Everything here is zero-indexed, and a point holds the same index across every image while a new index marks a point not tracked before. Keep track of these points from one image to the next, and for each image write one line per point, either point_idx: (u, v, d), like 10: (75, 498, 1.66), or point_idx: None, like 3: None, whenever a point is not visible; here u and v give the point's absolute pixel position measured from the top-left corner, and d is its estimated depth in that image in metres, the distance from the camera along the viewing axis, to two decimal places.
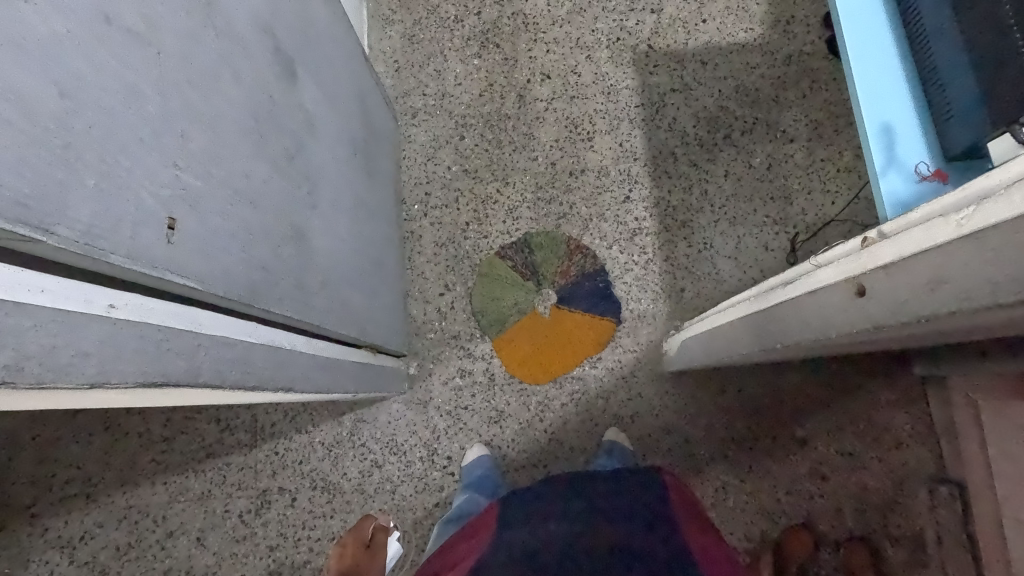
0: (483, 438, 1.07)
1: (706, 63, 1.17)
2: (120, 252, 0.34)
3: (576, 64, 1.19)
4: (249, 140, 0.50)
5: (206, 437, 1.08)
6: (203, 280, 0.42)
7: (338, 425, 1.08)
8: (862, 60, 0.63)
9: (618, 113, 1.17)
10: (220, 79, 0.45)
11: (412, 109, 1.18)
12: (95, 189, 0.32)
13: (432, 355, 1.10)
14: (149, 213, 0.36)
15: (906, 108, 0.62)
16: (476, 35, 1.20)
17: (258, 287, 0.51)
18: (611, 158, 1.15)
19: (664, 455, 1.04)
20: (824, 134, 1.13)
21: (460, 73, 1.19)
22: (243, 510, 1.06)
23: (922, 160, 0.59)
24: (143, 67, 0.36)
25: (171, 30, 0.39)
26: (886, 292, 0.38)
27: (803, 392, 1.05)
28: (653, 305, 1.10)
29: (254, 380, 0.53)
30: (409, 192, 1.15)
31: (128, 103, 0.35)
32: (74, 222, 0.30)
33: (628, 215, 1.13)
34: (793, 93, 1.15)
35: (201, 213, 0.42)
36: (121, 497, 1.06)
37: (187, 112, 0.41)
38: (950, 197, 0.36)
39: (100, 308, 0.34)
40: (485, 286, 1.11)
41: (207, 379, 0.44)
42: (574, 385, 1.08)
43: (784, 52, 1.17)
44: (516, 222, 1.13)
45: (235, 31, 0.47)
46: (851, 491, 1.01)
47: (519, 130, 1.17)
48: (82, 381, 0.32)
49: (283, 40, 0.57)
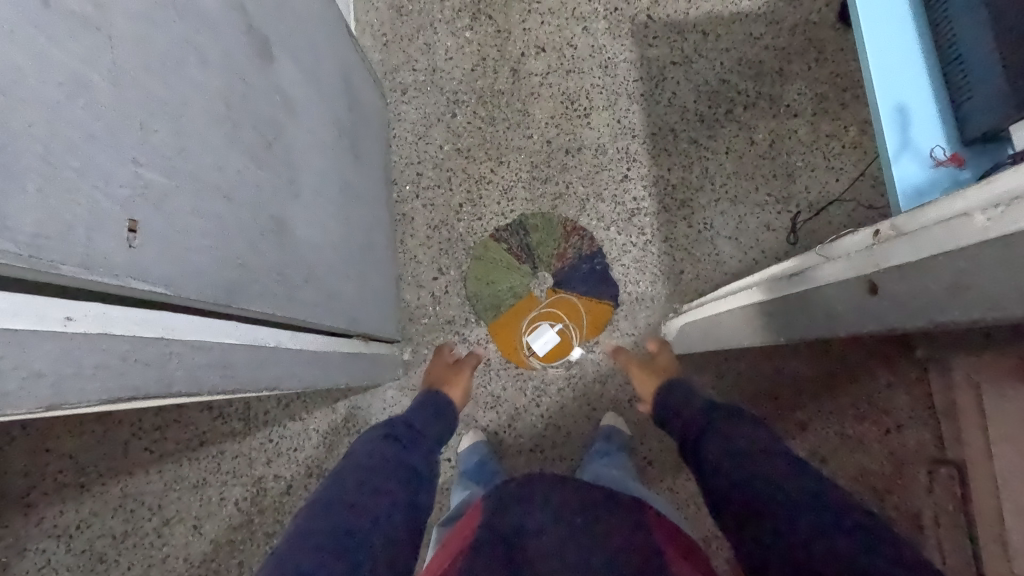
0: (480, 423, 1.06)
1: (708, 33, 1.12)
2: (72, 263, 0.31)
3: (573, 36, 1.14)
4: (220, 129, 0.46)
5: (199, 425, 1.07)
6: (173, 284, 0.40)
7: (332, 412, 1.07)
8: (877, 33, 0.60)
9: (616, 87, 1.12)
10: (186, 65, 0.42)
11: (401, 85, 1.13)
12: (38, 195, 0.29)
13: (426, 341, 1.08)
14: (105, 217, 0.34)
15: (922, 87, 0.58)
16: (467, 7, 1.14)
17: (235, 286, 0.48)
18: (609, 135, 1.11)
19: (662, 439, 1.04)
20: (829, 108, 1.09)
21: (451, 47, 1.14)
22: (239, 498, 1.05)
23: (938, 143, 0.56)
24: (95, 55, 0.33)
25: (126, 10, 0.35)
26: (901, 292, 0.36)
27: (803, 375, 1.04)
28: (651, 288, 1.08)
29: (235, 383, 0.51)
30: (400, 173, 1.11)
31: (76, 97, 0.31)
32: (16, 235, 0.28)
33: (626, 195, 1.10)
34: (797, 65, 1.11)
35: (168, 212, 0.39)
36: (116, 486, 1.06)
37: (147, 102, 0.37)
38: (973, 193, 0.33)
39: (55, 324, 0.31)
40: (479, 269, 1.09)
41: (182, 386, 0.42)
42: (571, 369, 1.06)
43: (788, 22, 1.12)
44: (511, 203, 1.10)
45: (201, 8, 0.43)
46: (850, 474, 1.01)
47: (513, 106, 1.12)
48: (37, 405, 0.30)
49: (257, 17, 0.53)
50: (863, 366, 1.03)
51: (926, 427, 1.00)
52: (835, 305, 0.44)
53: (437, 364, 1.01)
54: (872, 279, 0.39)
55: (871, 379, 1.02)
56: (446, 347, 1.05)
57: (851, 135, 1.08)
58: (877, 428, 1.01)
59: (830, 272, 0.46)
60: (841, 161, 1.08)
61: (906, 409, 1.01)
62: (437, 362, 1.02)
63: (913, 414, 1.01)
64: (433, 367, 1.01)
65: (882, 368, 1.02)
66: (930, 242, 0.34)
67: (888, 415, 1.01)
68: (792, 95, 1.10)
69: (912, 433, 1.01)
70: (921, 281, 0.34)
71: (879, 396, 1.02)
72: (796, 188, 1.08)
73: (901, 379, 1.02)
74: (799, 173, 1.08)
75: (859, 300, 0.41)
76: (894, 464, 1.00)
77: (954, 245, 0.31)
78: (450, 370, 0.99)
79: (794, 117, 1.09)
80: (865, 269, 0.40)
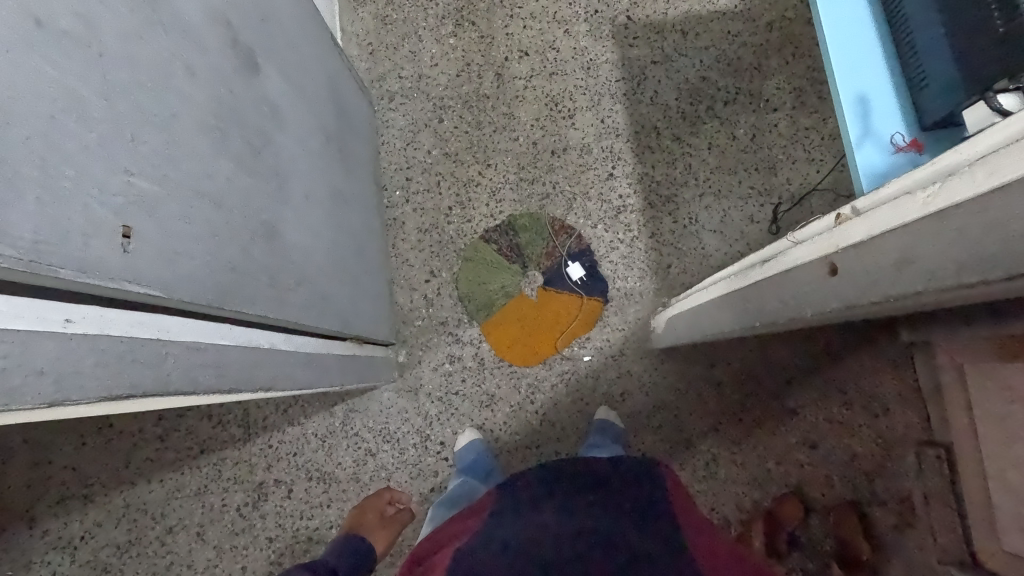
0: (475, 422, 1.08)
1: (687, 32, 1.15)
2: (70, 267, 0.33)
3: (554, 39, 1.16)
4: (210, 138, 0.48)
5: (199, 433, 1.08)
6: (167, 287, 0.42)
7: (330, 415, 1.08)
8: (837, 26, 0.62)
9: (598, 88, 1.14)
10: (174, 78, 0.43)
11: (388, 93, 1.15)
12: (37, 204, 0.31)
13: (420, 342, 1.10)
14: (101, 223, 0.35)
15: (882, 80, 0.61)
16: (450, 14, 1.17)
17: (229, 289, 0.50)
18: (593, 135, 1.13)
19: (655, 432, 1.05)
20: (807, 101, 1.11)
21: (435, 54, 1.16)
22: (240, 503, 1.07)
23: (898, 130, 0.59)
24: (86, 72, 0.34)
25: (114, 29, 0.37)
26: (857, 271, 0.38)
27: (791, 363, 1.05)
28: (640, 283, 1.10)
29: (230, 382, 0.53)
30: (390, 178, 1.13)
31: (68, 111, 0.33)
32: (16, 241, 0.30)
33: (611, 193, 1.12)
34: (775, 60, 1.13)
35: (161, 219, 0.41)
36: (118, 496, 1.07)
37: (139, 115, 0.39)
38: (920, 172, 0.36)
39: (56, 324, 0.34)
40: (470, 270, 1.11)
41: (178, 386, 0.45)
42: (564, 365, 1.08)
43: (765, 18, 1.14)
44: (499, 204, 1.12)
45: (186, 23, 0.45)
46: (839, 458, 1.03)
47: (499, 110, 1.14)
48: (39, 401, 0.32)
49: (242, 31, 0.55)
50: (850, 352, 1.05)
51: (913, 410, 1.02)
52: (802, 288, 0.47)
53: (370, 508, 1.01)
54: (832, 261, 0.42)
55: (858, 365, 1.04)
56: (388, 492, 1.03)
57: (829, 128, 1.10)
58: (865, 412, 1.03)
59: (798, 256, 0.48)
60: (821, 152, 1.10)
61: (893, 393, 1.03)
62: (371, 506, 1.01)
63: (900, 398, 1.03)
64: (363, 508, 1.01)
65: (868, 354, 1.04)
66: (882, 221, 0.36)
67: (875, 399, 1.03)
68: (771, 90, 1.12)
69: (900, 416, 1.03)
70: (874, 258, 0.36)
71: (865, 381, 1.04)
72: (778, 180, 1.10)
73: (886, 364, 1.04)
74: (781, 166, 1.10)
75: (822, 281, 0.43)
76: (882, 447, 1.02)
77: (900, 222, 0.34)
78: (376, 521, 0.99)
79: (773, 112, 1.12)
80: (827, 251, 0.43)
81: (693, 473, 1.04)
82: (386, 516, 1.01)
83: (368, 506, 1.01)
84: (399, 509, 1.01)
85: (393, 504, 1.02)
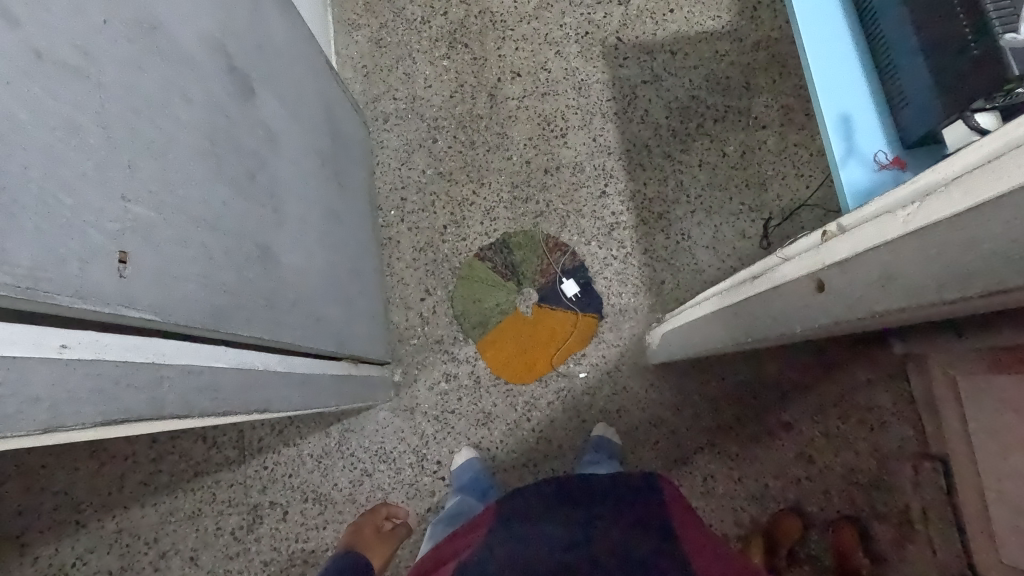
0: (472, 441, 1.07)
1: (675, 52, 1.17)
2: (66, 292, 0.34)
3: (546, 60, 1.18)
4: (206, 163, 0.49)
5: (193, 455, 1.07)
6: (163, 311, 0.42)
7: (326, 436, 1.07)
8: (819, 49, 0.65)
9: (590, 107, 1.16)
10: (172, 105, 0.44)
11: (383, 114, 1.17)
12: (35, 231, 0.31)
13: (416, 361, 1.10)
14: (97, 249, 0.36)
15: (864, 99, 0.63)
16: (444, 37, 1.19)
17: (225, 311, 0.51)
18: (585, 153, 1.15)
19: (652, 448, 1.05)
20: (795, 119, 1.13)
21: (429, 75, 1.18)
22: (235, 526, 1.05)
23: (880, 148, 0.61)
24: (84, 102, 0.35)
25: (112, 59, 0.38)
26: (844, 288, 0.39)
27: (786, 377, 1.06)
28: (634, 299, 1.10)
29: (226, 405, 0.53)
30: (385, 198, 1.14)
31: (67, 139, 0.34)
32: (13, 268, 0.30)
33: (605, 210, 1.13)
34: (763, 79, 1.15)
35: (157, 244, 0.42)
36: (111, 521, 1.05)
37: (136, 142, 0.40)
38: (902, 191, 0.37)
39: (51, 350, 0.34)
40: (466, 288, 1.11)
41: (173, 409, 0.45)
42: (560, 382, 1.08)
43: (752, 38, 1.16)
44: (493, 223, 1.13)
45: (182, 51, 0.46)
46: (837, 472, 1.03)
47: (492, 130, 1.16)
48: (34, 427, 0.32)
49: (237, 57, 0.56)
50: (844, 365, 1.05)
51: (909, 423, 1.03)
52: (793, 303, 0.48)
53: (366, 523, 1.00)
54: (819, 277, 0.43)
55: (853, 378, 1.05)
56: (385, 507, 1.03)
57: (817, 144, 1.12)
58: (861, 426, 1.03)
59: (787, 273, 0.49)
60: (809, 168, 1.12)
61: (888, 405, 1.03)
62: (367, 522, 1.01)
63: (896, 410, 1.03)
64: (359, 524, 1.01)
65: (862, 366, 1.05)
66: (865, 239, 0.37)
67: (871, 412, 1.04)
68: (759, 107, 1.14)
69: (896, 429, 1.03)
70: (859, 274, 0.37)
71: (861, 394, 1.04)
72: (768, 196, 1.11)
73: (881, 377, 1.04)
74: (771, 182, 1.12)
75: (811, 297, 0.44)
76: (879, 460, 1.03)
77: (882, 240, 0.35)
78: (373, 537, 0.99)
79: (762, 129, 1.14)
80: (814, 267, 0.44)
81: (691, 489, 1.04)
82: (383, 531, 1.00)
83: (364, 522, 1.01)
84: (397, 524, 1.01)
85: (390, 519, 1.02)
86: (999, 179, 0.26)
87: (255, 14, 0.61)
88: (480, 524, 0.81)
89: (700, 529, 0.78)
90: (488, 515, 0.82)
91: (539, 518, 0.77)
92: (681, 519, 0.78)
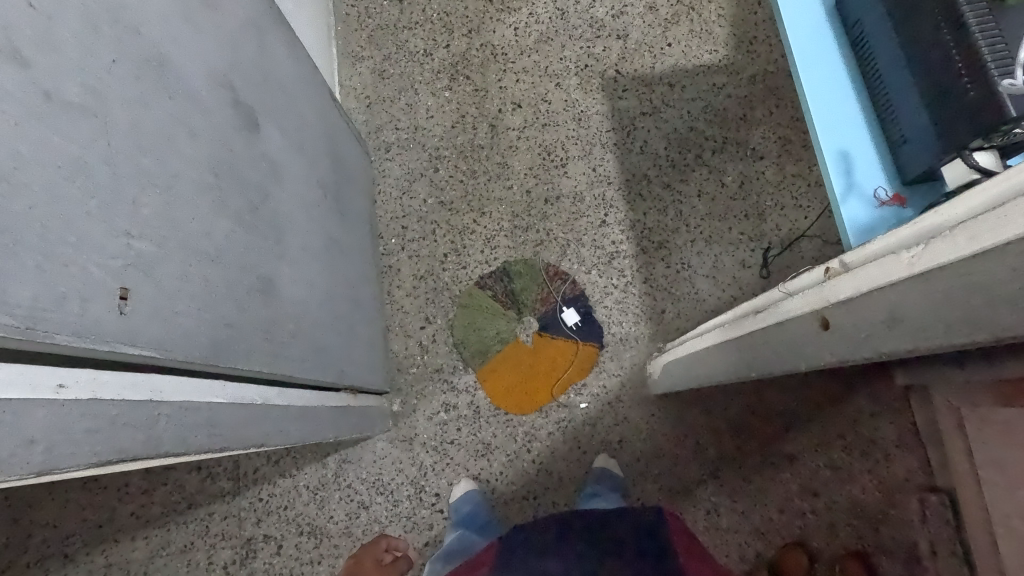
0: (472, 472, 1.06)
1: (673, 85, 1.19)
2: (66, 331, 0.33)
3: (546, 92, 1.20)
4: (209, 196, 0.49)
5: (187, 487, 1.05)
6: (162, 347, 0.42)
7: (323, 467, 1.05)
8: (817, 86, 0.66)
9: (589, 138, 1.17)
10: (176, 140, 0.44)
11: (385, 143, 1.18)
12: (36, 271, 0.31)
13: (415, 391, 1.09)
14: (98, 286, 0.36)
15: (862, 136, 0.64)
16: (445, 69, 1.21)
17: (224, 345, 0.50)
18: (586, 183, 1.16)
19: (654, 479, 1.04)
20: (792, 151, 1.15)
21: (430, 106, 1.19)
22: (228, 561, 1.03)
23: (879, 184, 0.62)
24: (90, 140, 0.35)
25: (119, 97, 0.38)
26: (851, 327, 0.39)
27: (789, 408, 1.05)
28: (635, 328, 1.10)
29: (223, 441, 0.52)
30: (386, 226, 1.15)
31: (72, 177, 0.34)
32: (14, 308, 0.30)
33: (605, 240, 1.13)
34: (760, 111, 1.17)
35: (159, 280, 0.41)
36: (101, 555, 1.03)
37: (140, 178, 0.40)
38: (905, 232, 0.37)
39: (48, 391, 0.34)
40: (466, 316, 1.11)
41: (169, 447, 0.44)
42: (560, 413, 1.07)
43: (748, 72, 1.18)
44: (493, 252, 1.13)
45: (189, 88, 0.47)
46: (842, 506, 1.01)
47: (492, 159, 1.17)
48: (28, 470, 0.32)
49: (243, 91, 0.57)
50: (847, 396, 1.04)
51: (914, 455, 1.01)
52: (799, 341, 0.48)
53: (367, 555, 0.99)
54: (824, 315, 0.43)
55: (856, 409, 1.04)
56: (385, 539, 1.01)
57: (815, 175, 1.14)
58: (866, 458, 1.02)
59: (790, 308, 0.49)
60: (807, 199, 1.13)
61: (892, 437, 1.02)
62: (368, 554, 0.99)
63: (900, 443, 1.02)
64: (360, 555, 0.99)
65: (865, 397, 1.04)
66: (869, 279, 0.37)
67: (875, 444, 1.02)
68: (757, 138, 1.16)
69: (901, 461, 1.02)
70: (867, 315, 0.37)
71: (864, 426, 1.03)
72: (768, 226, 1.12)
73: (884, 408, 1.03)
74: (770, 212, 1.13)
75: (817, 335, 0.45)
76: (885, 494, 1.01)
77: (886, 281, 0.35)
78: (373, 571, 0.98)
79: (759, 159, 1.15)
80: (818, 305, 0.44)
81: (694, 523, 1.02)
82: (383, 564, 0.99)
83: (363, 553, 1.00)
84: (397, 557, 1.00)
85: (390, 551, 1.00)
86: (1003, 226, 0.26)
87: (261, 51, 0.62)
88: (478, 566, 0.78)
89: (705, 565, 0.76)
90: (488, 556, 0.79)
91: (536, 554, 0.76)
92: (684, 549, 0.76)
